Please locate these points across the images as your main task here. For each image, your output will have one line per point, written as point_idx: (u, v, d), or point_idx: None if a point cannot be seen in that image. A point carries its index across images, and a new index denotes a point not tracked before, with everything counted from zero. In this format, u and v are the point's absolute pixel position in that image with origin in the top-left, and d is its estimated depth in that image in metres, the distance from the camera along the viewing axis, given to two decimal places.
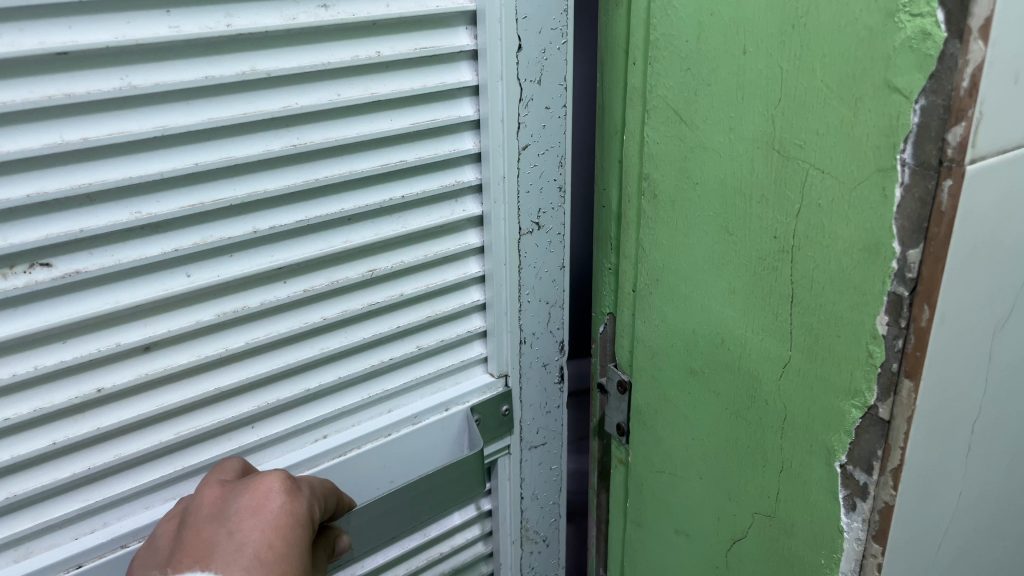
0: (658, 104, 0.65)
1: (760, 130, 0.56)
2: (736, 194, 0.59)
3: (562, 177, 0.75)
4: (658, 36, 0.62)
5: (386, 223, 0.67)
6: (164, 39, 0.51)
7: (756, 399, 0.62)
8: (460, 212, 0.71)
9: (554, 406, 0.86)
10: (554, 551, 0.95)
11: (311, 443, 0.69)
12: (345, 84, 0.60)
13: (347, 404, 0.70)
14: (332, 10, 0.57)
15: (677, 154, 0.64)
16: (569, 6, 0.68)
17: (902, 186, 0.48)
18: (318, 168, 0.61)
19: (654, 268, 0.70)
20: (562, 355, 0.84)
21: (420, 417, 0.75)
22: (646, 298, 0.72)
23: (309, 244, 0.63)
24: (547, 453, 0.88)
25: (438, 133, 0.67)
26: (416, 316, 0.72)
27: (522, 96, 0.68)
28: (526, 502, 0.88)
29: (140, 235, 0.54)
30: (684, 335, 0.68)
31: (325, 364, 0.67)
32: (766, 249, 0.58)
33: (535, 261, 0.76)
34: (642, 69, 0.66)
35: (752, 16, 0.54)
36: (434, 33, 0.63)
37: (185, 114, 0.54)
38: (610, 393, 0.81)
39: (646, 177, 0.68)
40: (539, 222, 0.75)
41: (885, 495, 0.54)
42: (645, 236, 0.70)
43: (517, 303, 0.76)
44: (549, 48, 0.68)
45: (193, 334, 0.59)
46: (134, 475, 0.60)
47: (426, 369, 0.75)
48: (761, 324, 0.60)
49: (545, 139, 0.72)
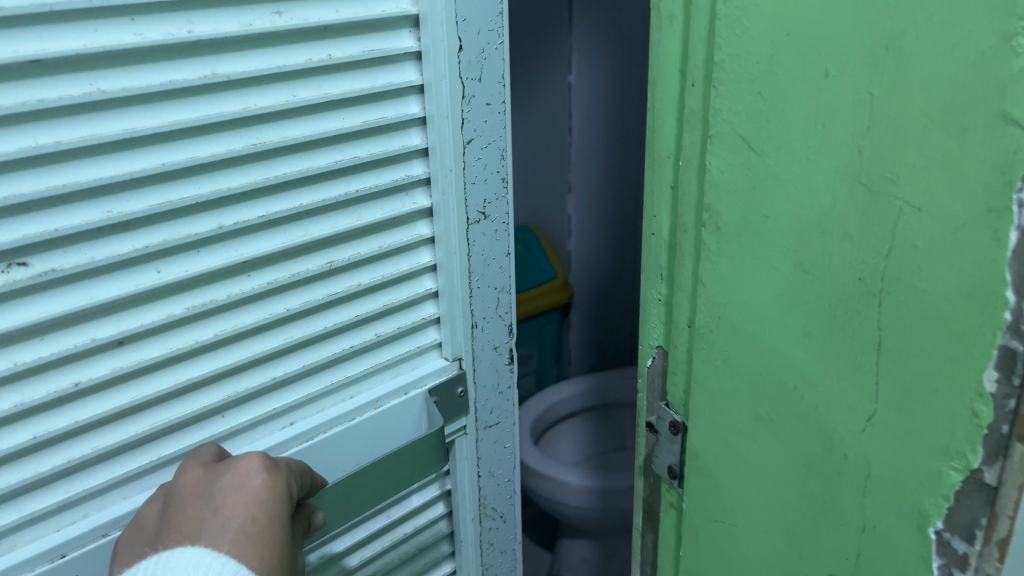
0: (724, 129, 0.60)
1: (843, 159, 0.51)
2: (814, 229, 0.54)
3: (503, 169, 0.94)
4: (725, 57, 0.58)
5: (343, 217, 0.82)
6: (131, 44, 0.62)
7: (833, 451, 0.57)
8: (410, 204, 0.87)
9: (505, 386, 1.07)
10: (509, 527, 1.17)
11: (279, 429, 0.85)
12: (300, 86, 0.74)
13: (312, 390, 0.86)
14: (286, 17, 0.71)
15: (743, 183, 0.59)
16: (501, 10, 0.86)
17: (1019, 229, 0.42)
18: (278, 166, 0.75)
19: (715, 304, 0.65)
20: (510, 338, 1.04)
21: (379, 401, 0.92)
22: (705, 335, 0.67)
23: (278, 237, 0.77)
24: (501, 432, 1.09)
25: (388, 131, 0.82)
26: (373, 306, 0.88)
27: (465, 93, 0.85)
28: (482, 479, 1.09)
29: (113, 232, 0.67)
30: (750, 377, 0.63)
31: (292, 353, 0.83)
32: (848, 291, 0.53)
33: (484, 248, 0.95)
34: (702, 91, 0.64)
35: (836, 34, 0.49)
36: (383, 37, 0.78)
37: (151, 117, 0.66)
38: (662, 434, 0.79)
39: (708, 207, 0.63)
40: (485, 212, 0.94)
41: (988, 567, 0.49)
42: (706, 270, 0.65)
43: (469, 290, 0.96)
44: (488, 47, 0.86)
45: (161, 329, 0.72)
46: (111, 467, 0.73)
47: (382, 357, 0.92)
48: (840, 371, 0.55)
49: (487, 133, 0.90)
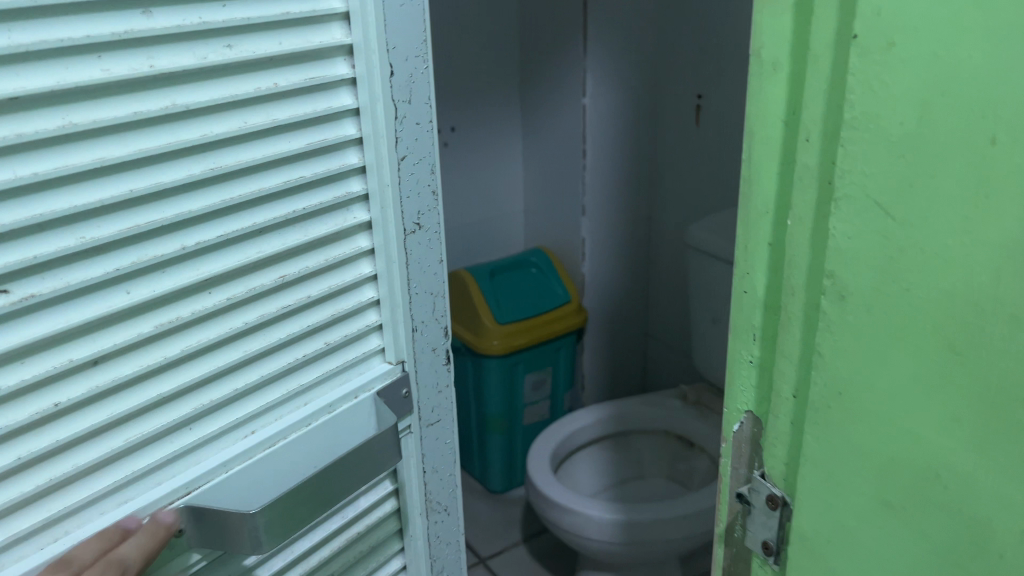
0: (854, 191, 0.60)
1: (1005, 235, 0.53)
2: (966, 305, 0.56)
3: (433, 181, 1.14)
4: (857, 114, 0.59)
5: (293, 234, 1.01)
6: (99, 79, 0.79)
7: (980, 542, 0.60)
8: (350, 218, 1.07)
9: (443, 386, 1.27)
10: (453, 520, 1.37)
11: (244, 437, 1.02)
12: (251, 113, 0.93)
13: (271, 399, 1.04)
14: (235, 49, 0.90)
15: (879, 248, 0.59)
16: (425, 37, 1.07)
17: None
18: (234, 187, 0.93)
19: (839, 376, 0.65)
20: (446, 339, 1.24)
21: (331, 406, 1.11)
22: (821, 409, 0.67)
23: (233, 255, 0.96)
24: (441, 428, 1.29)
25: (326, 152, 1.02)
26: (323, 315, 1.08)
27: (398, 113, 1.06)
28: (427, 474, 1.28)
29: (82, 258, 0.82)
30: (881, 458, 0.64)
31: (251, 364, 1.01)
32: (1007, 388, 0.55)
33: (419, 256, 1.15)
34: (818, 146, 0.62)
35: (1003, 101, 0.50)
36: (319, 64, 0.98)
37: (120, 147, 0.83)
38: (757, 507, 0.76)
39: (831, 273, 0.63)
40: (419, 223, 1.14)
41: None
42: (825, 341, 0.65)
43: (408, 294, 1.16)
44: (414, 70, 1.06)
45: (134, 349, 0.89)
46: (86, 486, 0.88)
47: (332, 363, 1.11)
48: (993, 462, 0.57)
49: (418, 149, 1.10)
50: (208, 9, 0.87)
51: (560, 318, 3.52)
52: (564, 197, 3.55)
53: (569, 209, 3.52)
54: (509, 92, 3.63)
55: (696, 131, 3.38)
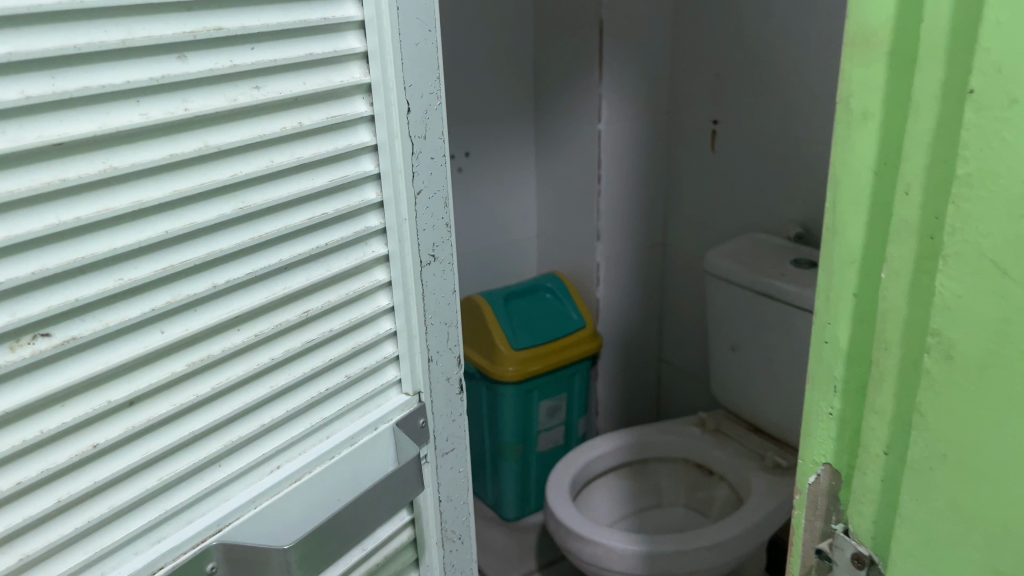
0: (963, 248, 0.67)
1: None
2: None
3: (447, 216, 1.20)
4: (970, 173, 0.65)
5: (319, 269, 1.06)
6: (138, 124, 0.83)
7: None
8: (370, 252, 1.12)
9: (457, 414, 1.33)
10: (466, 549, 1.43)
11: (270, 472, 1.07)
12: (276, 152, 0.97)
13: (297, 435, 1.08)
14: (263, 90, 0.94)
15: (989, 305, 0.66)
16: (440, 75, 1.12)
17: None
18: (260, 226, 0.98)
19: (941, 419, 0.72)
20: (459, 370, 1.30)
21: (354, 439, 1.16)
22: (918, 447, 0.74)
23: (259, 292, 1.00)
24: (455, 456, 1.35)
25: (349, 187, 1.07)
26: (344, 349, 1.12)
27: (415, 149, 1.11)
28: (444, 504, 1.35)
29: (118, 300, 0.86)
30: (983, 496, 0.71)
31: (277, 400, 1.05)
32: None
33: (435, 288, 1.22)
34: (916, 200, 0.70)
35: None
36: (343, 103, 1.03)
37: (154, 189, 0.87)
38: (839, 562, 0.85)
39: (936, 321, 0.70)
40: (434, 255, 1.20)
41: None
42: (928, 386, 0.72)
43: (425, 326, 1.21)
44: (430, 107, 1.12)
45: (164, 389, 0.92)
46: (123, 526, 0.91)
47: (353, 397, 1.16)
48: None
49: (433, 184, 1.16)
50: (236, 51, 0.91)
51: (576, 344, 3.50)
52: (577, 223, 3.55)
53: (583, 235, 3.53)
54: (521, 119, 3.63)
55: (711, 157, 3.38)
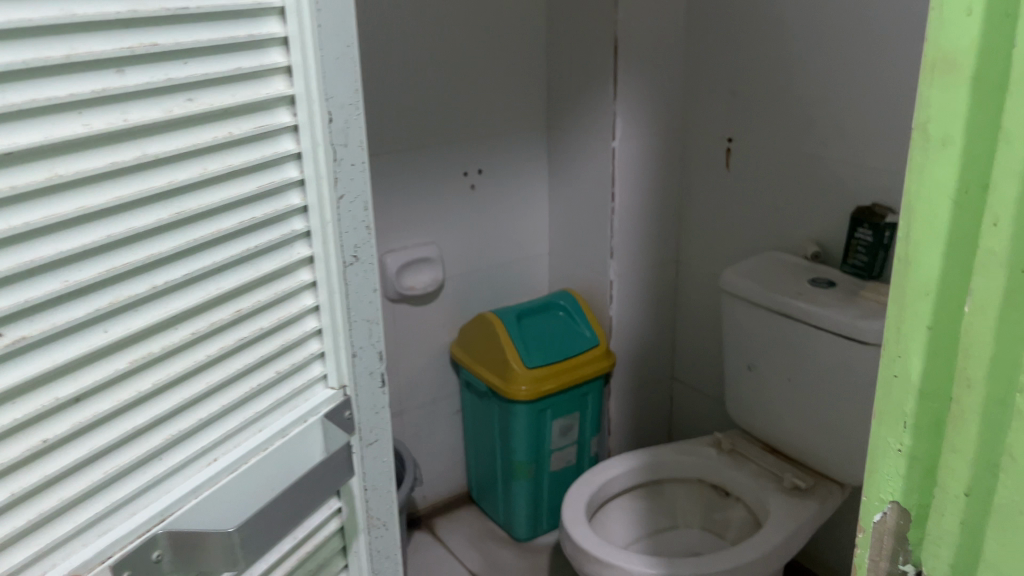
0: None
1: None
2: None
3: (367, 218, 1.25)
4: None
5: (247, 272, 1.14)
6: (81, 133, 0.90)
7: None
8: (293, 254, 1.19)
9: (381, 407, 1.37)
10: (392, 534, 1.47)
11: (205, 464, 1.13)
12: (207, 161, 1.05)
13: (229, 427, 1.15)
14: (195, 102, 1.02)
15: None
16: (358, 88, 1.18)
17: None
18: (195, 231, 1.05)
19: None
20: (381, 362, 1.35)
21: (283, 431, 1.22)
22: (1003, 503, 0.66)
23: (195, 293, 1.07)
24: (380, 447, 1.40)
25: (274, 194, 1.14)
26: (272, 345, 1.19)
27: (336, 157, 1.18)
28: (369, 493, 1.40)
29: (67, 300, 0.92)
30: None
31: (212, 395, 1.12)
32: None
33: (358, 285, 1.27)
34: (1007, 230, 0.62)
35: None
36: (267, 114, 1.11)
37: (97, 196, 0.93)
38: None
39: None
40: (356, 255, 1.25)
41: None
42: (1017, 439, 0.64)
43: (349, 322, 1.27)
44: (350, 117, 1.18)
45: (108, 384, 0.98)
46: (72, 518, 0.96)
47: (281, 391, 1.22)
48: None
49: (353, 189, 1.22)
50: (171, 66, 0.99)
51: (589, 362, 3.46)
52: (590, 240, 3.53)
53: (597, 252, 3.51)
54: (536, 135, 3.61)
55: (726, 175, 3.35)
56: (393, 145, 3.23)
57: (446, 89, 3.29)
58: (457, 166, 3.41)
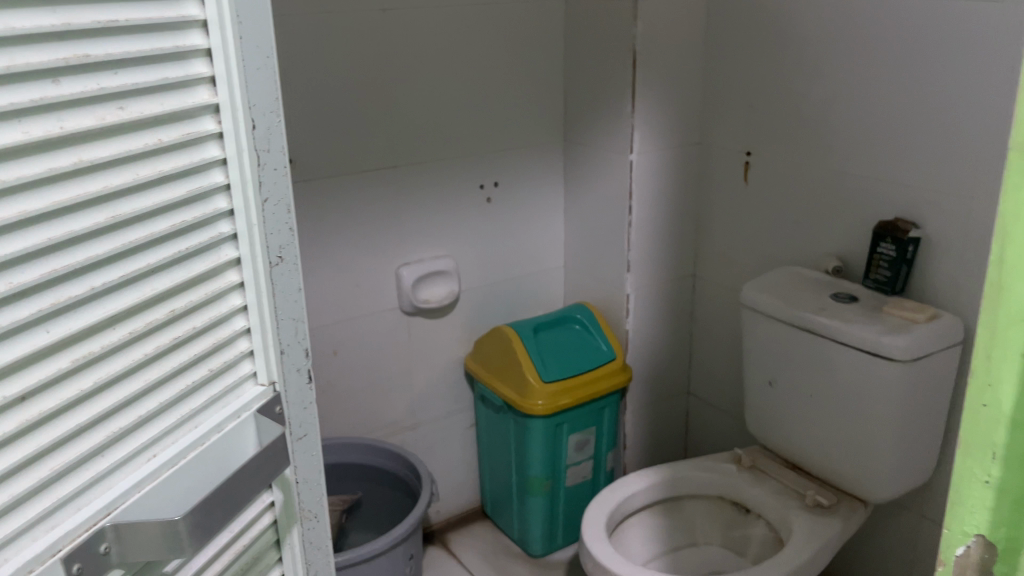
0: None
1: None
2: None
3: (291, 219, 1.24)
4: None
5: (179, 272, 1.11)
6: (20, 140, 0.89)
7: None
8: (221, 256, 1.17)
9: (308, 402, 1.34)
10: (322, 526, 1.45)
11: (147, 460, 1.08)
12: (137, 165, 1.04)
13: (166, 426, 1.11)
14: (126, 110, 1.01)
15: None
16: (279, 96, 1.18)
17: None
18: (129, 232, 1.04)
19: None
20: (308, 360, 1.32)
21: (220, 426, 1.18)
22: None
23: (131, 293, 1.05)
24: (309, 441, 1.37)
25: (199, 198, 1.12)
26: (204, 344, 1.16)
27: (261, 161, 1.17)
28: (299, 486, 1.37)
29: (8, 302, 0.90)
30: None
31: (148, 394, 1.09)
32: None
33: (284, 286, 1.25)
34: None
35: None
36: (191, 122, 1.10)
37: (35, 201, 0.91)
38: None
39: None
40: (282, 255, 1.23)
41: None
42: None
43: (276, 320, 1.25)
44: (271, 124, 1.18)
45: (49, 388, 0.95)
46: (18, 517, 0.92)
47: (214, 389, 1.19)
48: None
49: (277, 192, 1.20)
50: (102, 75, 0.98)
51: (607, 377, 3.43)
52: (606, 253, 3.51)
53: (613, 266, 3.48)
54: (552, 147, 3.59)
55: (743, 188, 3.34)
56: (409, 157, 3.21)
57: (463, 102, 3.27)
58: (473, 177, 3.40)
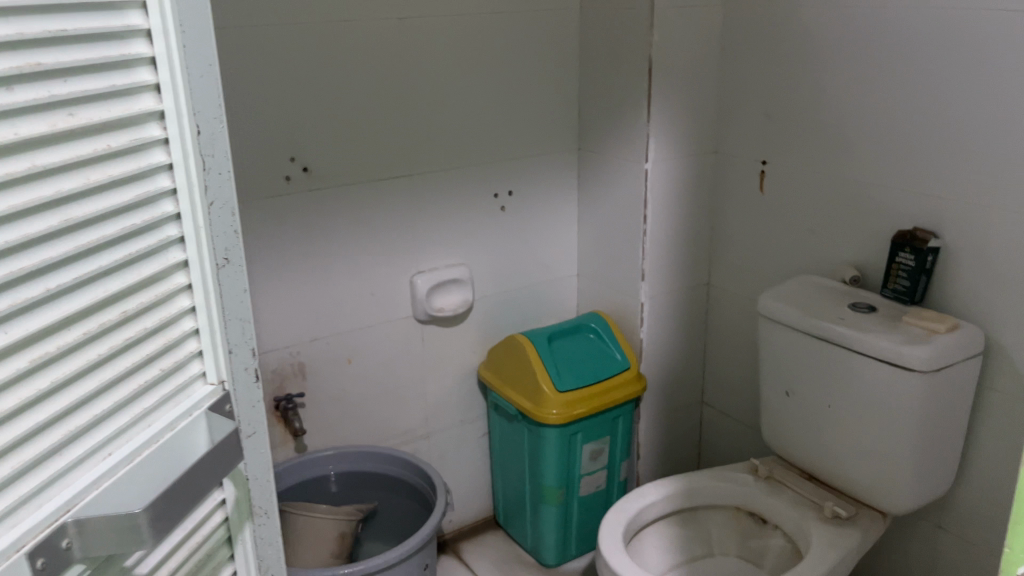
0: None
1: None
2: None
3: (235, 223, 1.29)
4: None
5: (129, 274, 1.15)
6: None
7: None
8: (169, 259, 1.21)
9: (256, 402, 1.39)
10: (272, 523, 1.50)
11: (103, 458, 1.11)
12: (88, 170, 1.07)
13: (122, 425, 1.14)
14: (75, 117, 1.04)
15: None
16: (221, 103, 1.23)
17: None
18: (82, 236, 1.07)
19: None
20: (256, 359, 1.37)
21: (171, 425, 1.21)
22: None
23: (85, 295, 1.08)
24: (259, 440, 1.41)
25: (145, 203, 1.16)
26: (154, 346, 1.20)
27: (205, 166, 1.22)
28: (252, 482, 1.42)
29: None
30: None
31: (102, 394, 1.12)
32: None
33: (229, 287, 1.30)
34: None
35: None
36: (137, 127, 1.14)
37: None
38: None
39: None
40: (227, 258, 1.29)
41: None
42: None
43: (223, 320, 1.30)
44: (215, 130, 1.23)
45: (8, 388, 0.98)
46: None
47: (166, 390, 1.22)
48: None
49: (221, 198, 1.26)
50: (52, 83, 1.01)
51: (621, 386, 3.42)
52: (620, 261, 3.50)
53: (628, 275, 3.47)
54: (566, 155, 3.59)
55: (760, 198, 3.32)
56: (424, 165, 3.21)
57: (478, 110, 3.27)
58: (489, 185, 3.39)
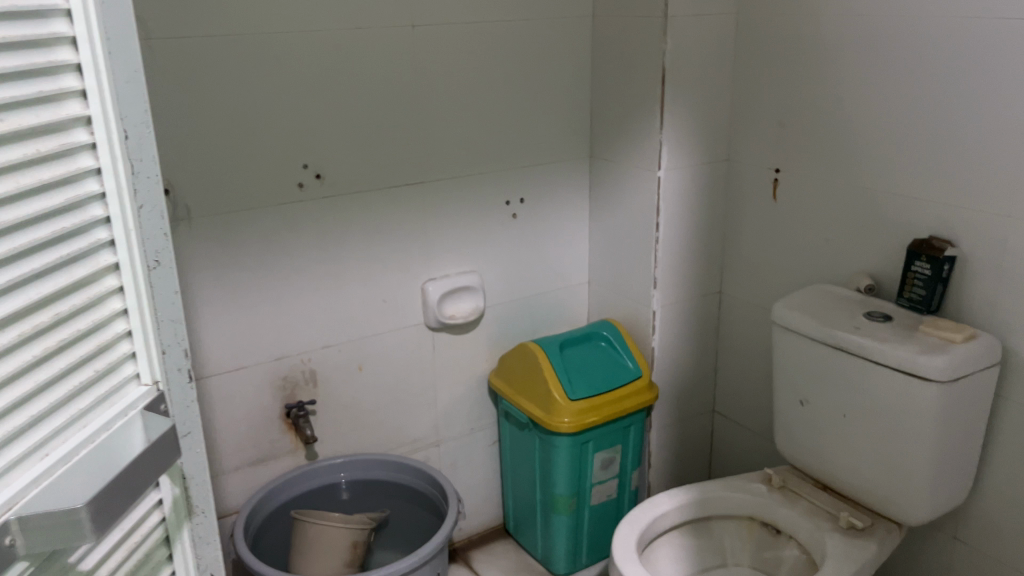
0: None
1: None
2: None
3: (165, 226, 1.37)
4: None
5: (61, 276, 1.20)
6: None
7: None
8: (99, 262, 1.27)
9: (188, 401, 1.46)
10: (208, 522, 1.55)
11: (40, 458, 1.16)
12: (20, 175, 1.12)
13: (57, 425, 1.20)
14: (7, 122, 1.09)
15: None
16: (148, 110, 1.31)
17: None
18: (16, 239, 1.12)
19: None
20: (188, 359, 1.45)
21: (106, 425, 1.26)
22: None
23: (18, 296, 1.13)
24: (192, 440, 1.49)
25: (75, 208, 1.22)
26: (89, 346, 1.26)
27: (133, 170, 1.30)
28: (187, 481, 1.48)
29: None
30: None
31: (36, 395, 1.17)
32: None
33: (161, 287, 1.38)
34: None
35: None
36: (62, 133, 1.19)
37: None
38: None
39: None
40: (158, 261, 1.36)
41: None
42: None
43: (155, 321, 1.37)
44: (143, 134, 1.30)
45: None
46: None
47: (100, 390, 1.28)
48: None
49: (149, 201, 1.33)
50: None
51: (633, 395, 3.40)
52: (632, 270, 3.50)
53: (639, 284, 3.46)
54: (577, 164, 3.58)
55: (773, 207, 3.31)
56: (436, 173, 3.20)
57: (491, 118, 3.27)
58: (501, 193, 3.39)
